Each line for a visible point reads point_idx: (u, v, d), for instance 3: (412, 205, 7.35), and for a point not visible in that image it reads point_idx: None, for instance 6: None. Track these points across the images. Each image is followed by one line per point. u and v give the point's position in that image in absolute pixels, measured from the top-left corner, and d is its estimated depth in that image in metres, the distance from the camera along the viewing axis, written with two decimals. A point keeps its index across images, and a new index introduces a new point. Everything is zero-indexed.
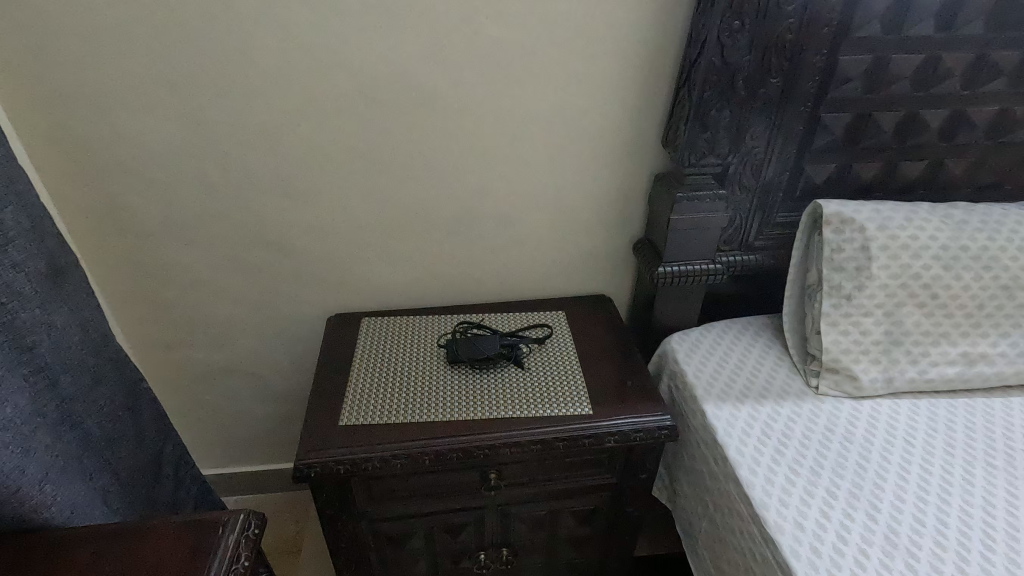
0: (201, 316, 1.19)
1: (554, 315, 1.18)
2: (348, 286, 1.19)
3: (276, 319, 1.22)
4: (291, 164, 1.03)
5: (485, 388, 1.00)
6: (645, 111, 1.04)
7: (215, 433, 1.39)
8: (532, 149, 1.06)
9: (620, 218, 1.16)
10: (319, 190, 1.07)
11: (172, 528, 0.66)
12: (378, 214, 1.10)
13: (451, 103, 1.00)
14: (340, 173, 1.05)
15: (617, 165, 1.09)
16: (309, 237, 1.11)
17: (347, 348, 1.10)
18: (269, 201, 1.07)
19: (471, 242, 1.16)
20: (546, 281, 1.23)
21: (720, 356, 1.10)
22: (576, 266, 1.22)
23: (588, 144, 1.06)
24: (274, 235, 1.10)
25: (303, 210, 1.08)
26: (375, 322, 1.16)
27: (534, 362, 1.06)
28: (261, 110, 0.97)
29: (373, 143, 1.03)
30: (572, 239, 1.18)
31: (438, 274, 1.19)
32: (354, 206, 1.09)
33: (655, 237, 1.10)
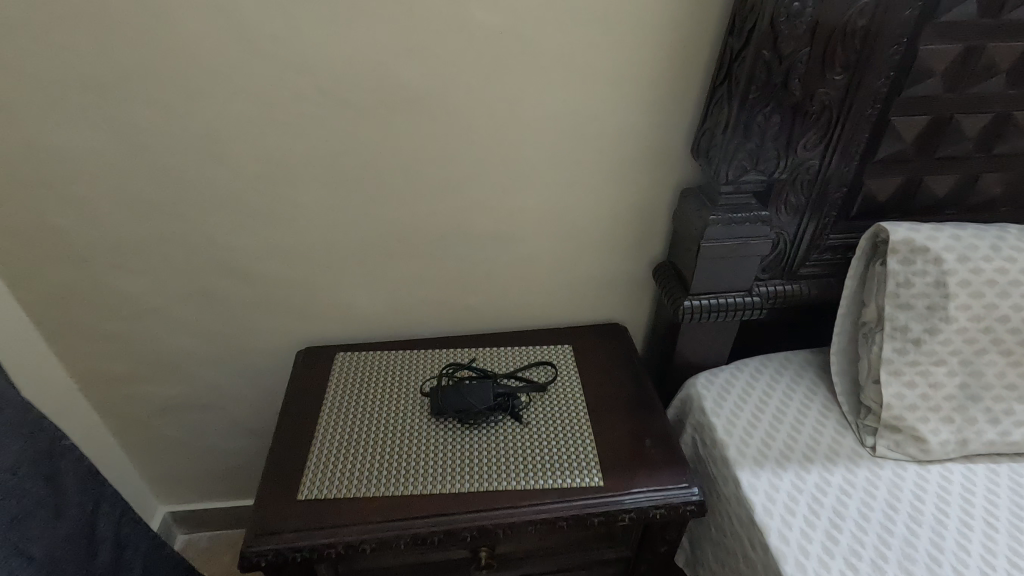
0: (154, 349, 1.03)
1: (560, 350, 1.01)
2: (321, 315, 1.02)
3: (241, 351, 1.06)
4: (245, 178, 0.86)
5: (476, 450, 0.84)
6: (673, 112, 0.85)
7: (180, 470, 1.24)
8: (534, 160, 0.88)
9: (639, 237, 0.98)
10: (279, 207, 0.89)
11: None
12: (352, 235, 0.93)
13: (435, 105, 0.82)
14: (304, 189, 0.88)
15: (635, 177, 0.91)
16: (271, 262, 0.95)
17: (315, 393, 0.94)
18: (220, 220, 0.90)
19: (463, 265, 0.99)
20: (551, 308, 1.06)
21: (756, 404, 0.93)
22: (586, 292, 1.04)
23: (601, 152, 0.88)
24: (230, 259, 0.94)
25: (262, 231, 0.91)
26: (350, 357, 1.00)
27: (536, 414, 0.90)
28: (204, 115, 0.80)
29: (341, 152, 0.85)
30: (582, 262, 1.01)
31: (425, 301, 1.02)
32: (323, 226, 0.92)
33: (681, 264, 0.92)
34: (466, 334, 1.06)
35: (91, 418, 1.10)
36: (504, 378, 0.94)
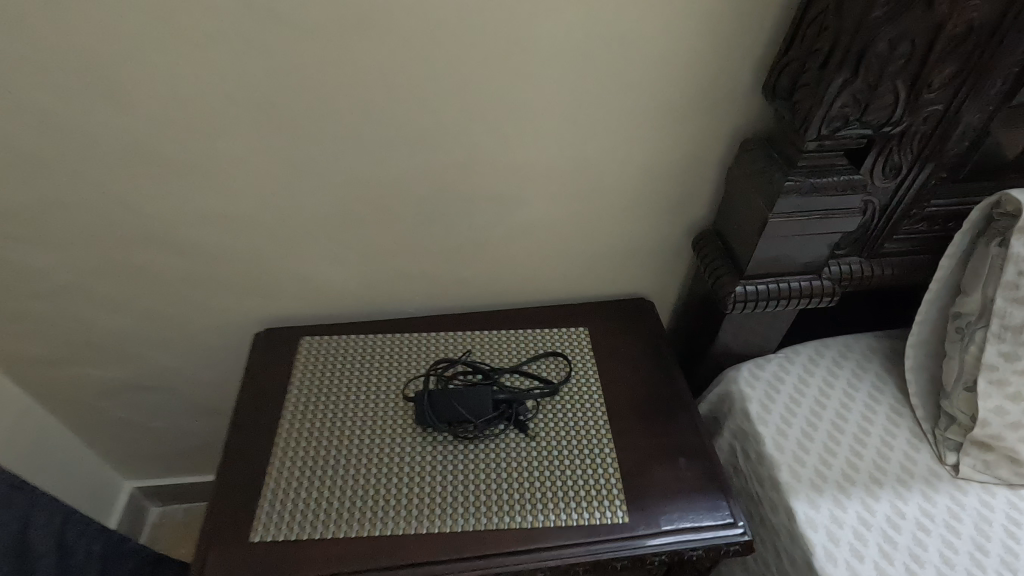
0: (82, 328, 0.86)
1: (574, 335, 0.84)
2: (283, 292, 0.84)
3: (191, 331, 0.89)
4: (157, 127, 0.64)
5: (472, 472, 0.68)
6: (744, 34, 0.61)
7: (142, 450, 1.11)
8: (550, 103, 0.66)
9: (678, 200, 0.78)
10: (210, 164, 0.68)
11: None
12: (310, 199, 0.73)
13: (412, 24, 0.58)
14: (241, 144, 0.66)
15: (680, 127, 0.69)
16: (209, 230, 0.75)
17: (276, 394, 0.78)
18: (133, 180, 0.68)
19: (454, 232, 0.79)
20: (563, 281, 0.88)
21: (812, 408, 0.77)
22: (606, 261, 0.85)
23: (641, 92, 0.65)
24: (155, 227, 0.73)
25: (190, 193, 0.70)
26: (318, 345, 0.82)
27: (547, 422, 0.73)
28: (83, 39, 0.56)
29: (286, 94, 0.62)
30: (604, 229, 0.81)
31: (410, 276, 0.83)
32: (272, 189, 0.71)
33: (734, 240, 0.73)
34: (459, 313, 0.88)
35: (25, 404, 0.95)
36: (507, 376, 0.77)
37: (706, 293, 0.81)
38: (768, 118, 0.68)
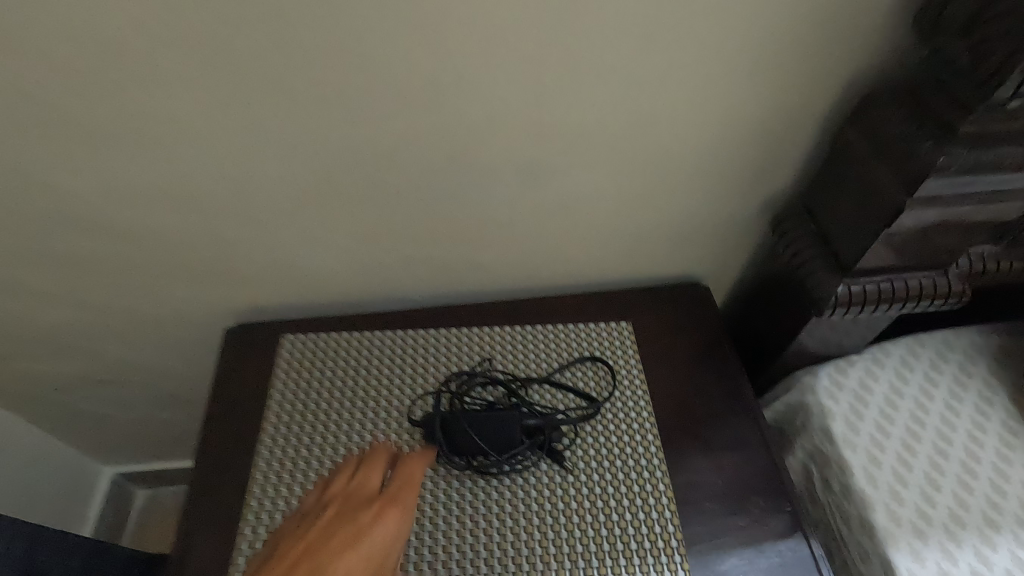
0: (18, 325, 0.70)
1: (615, 333, 0.68)
2: (260, 281, 0.68)
3: (155, 324, 0.74)
4: (54, 79, 0.45)
5: (498, 517, 0.55)
6: None
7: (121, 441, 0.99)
8: (608, 40, 0.47)
9: (760, 168, 0.60)
10: (138, 128, 0.50)
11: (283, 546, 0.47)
12: (283, 171, 0.55)
13: None
14: (179, 100, 0.48)
15: (781, 71, 0.51)
16: (154, 210, 0.58)
17: (254, 416, 0.64)
18: (39, 151, 0.51)
19: (469, 208, 0.62)
20: (603, 263, 0.71)
21: (907, 429, 0.63)
22: (656, 240, 0.69)
23: (732, 24, 0.47)
24: (82, 208, 0.56)
25: (121, 165, 0.53)
26: (302, 347, 0.67)
27: (587, 449, 0.59)
28: None
29: (239, 28, 0.44)
30: (660, 204, 0.64)
31: (416, 260, 0.67)
32: (233, 159, 0.54)
33: (836, 226, 0.55)
34: (474, 307, 0.72)
35: None
36: (535, 392, 0.62)
37: (783, 282, 0.64)
38: (899, 59, 0.50)
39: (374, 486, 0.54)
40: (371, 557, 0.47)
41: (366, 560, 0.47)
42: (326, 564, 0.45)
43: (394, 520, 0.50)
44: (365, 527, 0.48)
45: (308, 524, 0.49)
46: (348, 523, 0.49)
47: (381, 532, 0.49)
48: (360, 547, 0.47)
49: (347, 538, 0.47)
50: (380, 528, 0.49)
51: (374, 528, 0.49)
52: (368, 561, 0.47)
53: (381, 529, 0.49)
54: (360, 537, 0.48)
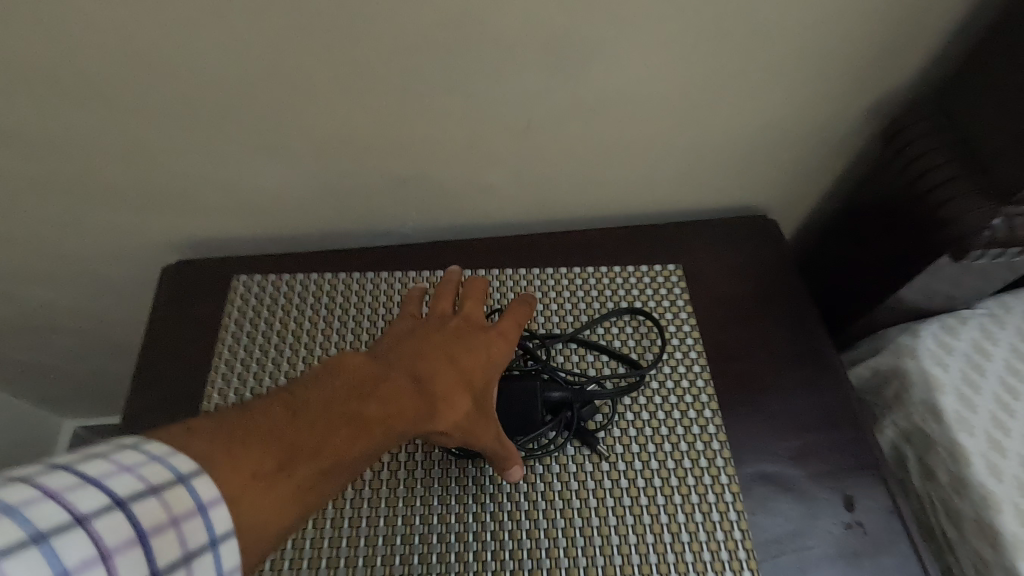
0: None
1: (659, 281, 0.54)
2: (207, 206, 0.53)
3: (84, 260, 0.59)
4: None
5: (509, 518, 0.42)
6: None
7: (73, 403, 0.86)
8: None
9: (877, 46, 0.44)
10: None
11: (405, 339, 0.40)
12: (217, 41, 0.40)
13: None
14: None
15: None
16: (48, 96, 0.43)
17: (192, 377, 0.49)
18: None
19: (474, 105, 0.46)
20: (646, 188, 0.55)
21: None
22: (718, 157, 0.53)
23: None
24: None
25: None
26: (258, 291, 0.52)
27: (625, 430, 0.45)
28: None
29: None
30: (732, 102, 0.47)
31: (403, 180, 0.52)
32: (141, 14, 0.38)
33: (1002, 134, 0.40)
34: (479, 244, 0.57)
35: None
36: (560, 360, 0.49)
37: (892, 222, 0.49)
38: None
39: (477, 319, 0.43)
40: (483, 377, 0.40)
41: (479, 370, 0.40)
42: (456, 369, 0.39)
43: (502, 349, 0.42)
44: (476, 350, 0.40)
45: (411, 328, 0.41)
46: (457, 329, 0.41)
47: (490, 350, 0.41)
48: (476, 357, 0.40)
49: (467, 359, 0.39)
50: (488, 353, 0.41)
51: (486, 349, 0.41)
52: (470, 377, 0.39)
53: (492, 352, 0.41)
54: (473, 349, 0.40)
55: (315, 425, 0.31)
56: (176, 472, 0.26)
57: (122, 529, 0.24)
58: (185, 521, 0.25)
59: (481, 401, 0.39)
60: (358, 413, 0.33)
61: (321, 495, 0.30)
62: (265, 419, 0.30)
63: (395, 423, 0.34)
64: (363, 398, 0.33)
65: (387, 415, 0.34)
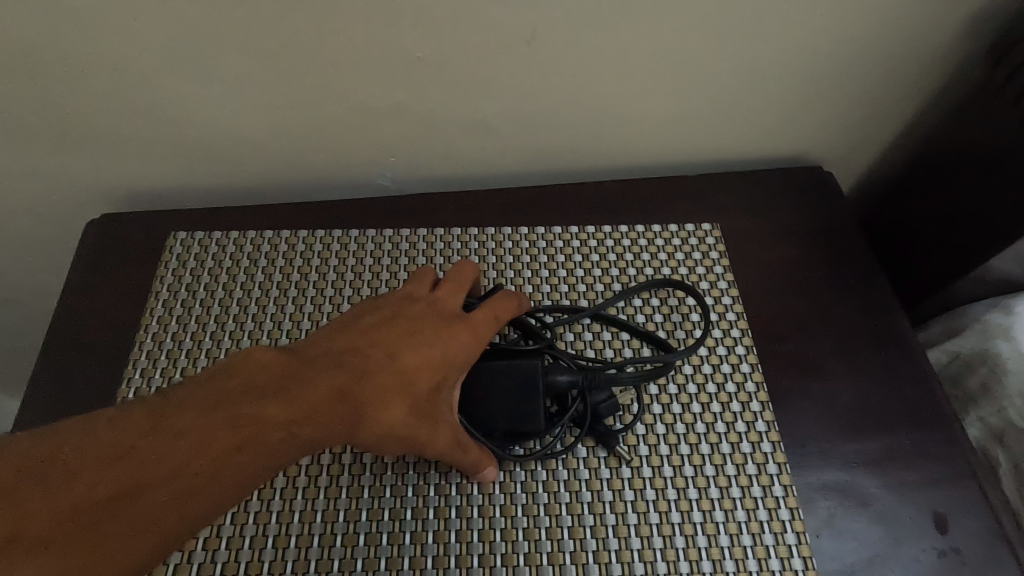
0: None
1: (692, 244, 0.44)
2: (137, 144, 0.43)
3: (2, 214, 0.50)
4: None
5: (503, 538, 0.33)
6: None
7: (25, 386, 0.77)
8: None
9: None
10: None
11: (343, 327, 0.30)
12: None
13: None
14: None
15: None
16: None
17: (116, 353, 0.40)
18: None
19: (467, 12, 0.36)
20: (678, 128, 0.45)
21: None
22: (771, 92, 0.42)
23: None
24: None
25: None
26: (199, 251, 0.43)
27: (652, 427, 0.36)
28: None
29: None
30: (798, 4, 0.37)
31: (377, 113, 0.42)
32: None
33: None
34: (471, 198, 0.47)
35: None
36: (577, 343, 0.39)
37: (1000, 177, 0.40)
38: None
39: (446, 305, 0.33)
40: (440, 373, 0.30)
41: (433, 369, 0.30)
42: (398, 365, 0.29)
43: (466, 345, 0.31)
44: (431, 342, 0.30)
45: (362, 309, 0.32)
46: (416, 313, 0.32)
47: (452, 344, 0.31)
48: (428, 353, 0.30)
49: (417, 355, 0.30)
50: (449, 346, 0.31)
51: (448, 341, 0.31)
52: (417, 380, 0.30)
53: (455, 345, 0.31)
54: (428, 341, 0.30)
55: (171, 437, 0.22)
56: None
57: None
58: None
59: (431, 405, 0.30)
60: (243, 418, 0.24)
61: (168, 527, 0.22)
62: (103, 429, 0.22)
63: (300, 432, 0.25)
64: (256, 399, 0.24)
65: (290, 421, 0.25)
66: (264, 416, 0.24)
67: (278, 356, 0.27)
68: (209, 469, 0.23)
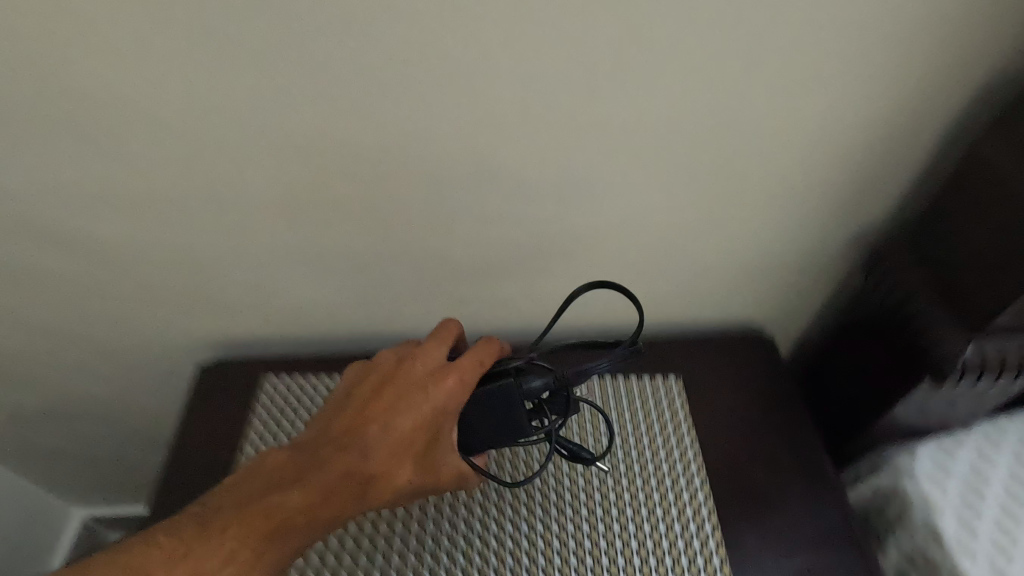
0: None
1: (660, 395, 0.57)
2: (251, 306, 0.59)
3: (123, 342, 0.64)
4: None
5: None
6: None
7: (72, 476, 0.87)
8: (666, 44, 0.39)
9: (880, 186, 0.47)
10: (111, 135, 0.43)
11: (346, 409, 0.42)
12: (271, 182, 0.47)
13: None
14: (144, 94, 0.41)
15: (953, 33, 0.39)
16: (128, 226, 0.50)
17: (214, 470, 0.52)
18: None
19: (490, 233, 0.52)
20: (647, 303, 0.60)
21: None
22: (714, 281, 0.57)
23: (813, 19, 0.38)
24: (48, 221, 0.49)
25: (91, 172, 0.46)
26: (283, 393, 0.56)
27: (627, 542, 0.46)
28: None
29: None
30: (730, 232, 0.52)
31: (423, 290, 0.57)
32: (227, 137, 0.43)
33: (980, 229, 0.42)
34: None
35: None
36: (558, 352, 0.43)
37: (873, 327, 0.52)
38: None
39: (429, 364, 0.42)
40: (432, 426, 0.40)
41: (422, 426, 0.40)
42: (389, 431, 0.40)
43: (450, 391, 0.40)
44: (419, 399, 0.41)
45: (360, 387, 0.43)
46: (406, 378, 0.42)
47: (437, 397, 0.40)
48: (416, 412, 0.40)
49: (404, 417, 0.40)
50: (436, 398, 0.40)
51: (435, 395, 0.40)
52: (411, 440, 0.40)
53: (440, 398, 0.40)
54: (416, 402, 0.40)
55: (221, 529, 0.34)
56: None
57: None
58: None
59: (428, 454, 0.41)
60: (275, 504, 0.36)
61: None
62: (176, 532, 0.34)
63: (320, 510, 0.37)
64: (283, 489, 0.37)
65: (312, 499, 0.37)
66: (291, 498, 0.37)
67: (296, 451, 0.40)
68: (260, 539, 0.35)
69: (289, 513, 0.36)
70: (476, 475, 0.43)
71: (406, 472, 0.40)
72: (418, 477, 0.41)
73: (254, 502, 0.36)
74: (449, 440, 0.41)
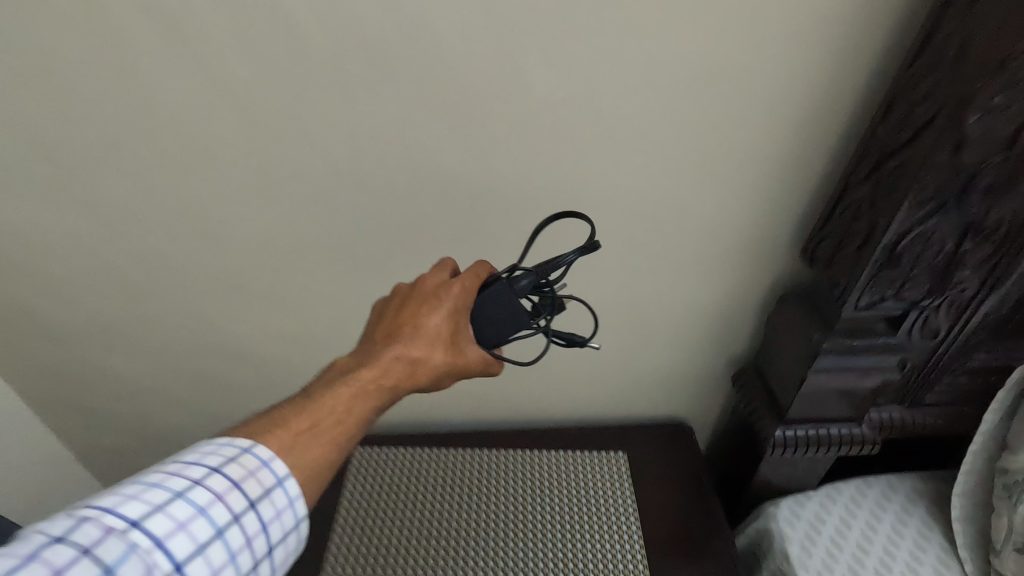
0: (179, 417, 0.97)
1: (614, 460, 0.87)
2: None
3: (227, 371, 0.90)
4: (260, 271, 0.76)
5: None
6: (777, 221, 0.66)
7: None
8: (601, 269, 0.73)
9: (760, 307, 0.75)
10: (301, 301, 0.79)
11: (382, 320, 0.55)
12: None
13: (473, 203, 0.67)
14: (325, 283, 0.77)
15: (801, 216, 0.65)
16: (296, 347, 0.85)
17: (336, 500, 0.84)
18: (235, 309, 0.81)
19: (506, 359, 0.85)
20: (607, 402, 0.92)
21: (879, 559, 0.75)
22: (649, 390, 0.89)
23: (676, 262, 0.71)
24: (253, 342, 0.85)
25: (285, 319, 0.82)
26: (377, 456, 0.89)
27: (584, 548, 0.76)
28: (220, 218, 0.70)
29: (408, 190, 0.66)
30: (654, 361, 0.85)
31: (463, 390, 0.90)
32: (366, 275, 0.75)
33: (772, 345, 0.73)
34: (506, 432, 0.93)
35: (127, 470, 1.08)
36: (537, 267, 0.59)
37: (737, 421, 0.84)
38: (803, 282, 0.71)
39: (438, 280, 0.55)
40: (451, 319, 0.54)
41: (444, 317, 0.53)
42: (419, 321, 0.53)
43: (458, 293, 0.54)
44: (438, 300, 0.54)
45: (389, 301, 0.55)
46: (421, 290, 0.55)
47: (450, 296, 0.54)
48: (434, 309, 0.53)
49: (427, 312, 0.53)
50: (450, 301, 0.54)
51: (447, 297, 0.54)
52: (439, 330, 0.53)
53: (453, 297, 0.54)
54: (434, 303, 0.54)
55: (320, 400, 0.49)
56: (243, 451, 0.46)
57: (224, 482, 0.45)
58: (260, 472, 0.46)
59: (454, 340, 0.54)
60: (350, 383, 0.50)
61: (344, 435, 0.49)
62: (293, 411, 0.49)
63: (382, 380, 0.51)
64: (352, 372, 0.51)
65: (374, 375, 0.51)
66: (359, 375, 0.50)
67: (354, 354, 0.53)
68: (347, 405, 0.49)
69: (360, 387, 0.50)
70: (497, 361, 0.58)
71: (440, 353, 0.53)
72: (449, 357, 0.54)
73: (334, 384, 0.50)
74: (465, 333, 0.55)
